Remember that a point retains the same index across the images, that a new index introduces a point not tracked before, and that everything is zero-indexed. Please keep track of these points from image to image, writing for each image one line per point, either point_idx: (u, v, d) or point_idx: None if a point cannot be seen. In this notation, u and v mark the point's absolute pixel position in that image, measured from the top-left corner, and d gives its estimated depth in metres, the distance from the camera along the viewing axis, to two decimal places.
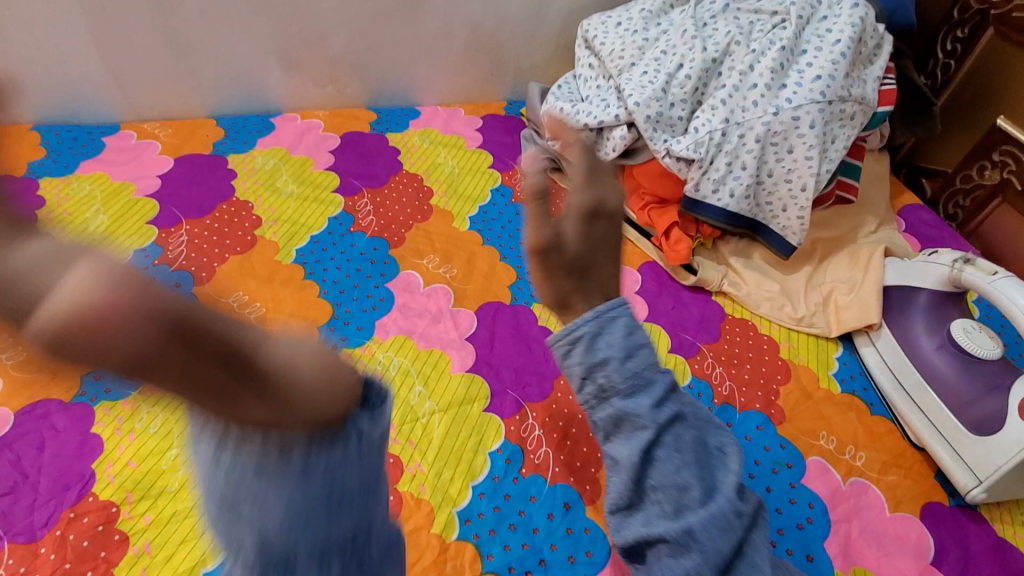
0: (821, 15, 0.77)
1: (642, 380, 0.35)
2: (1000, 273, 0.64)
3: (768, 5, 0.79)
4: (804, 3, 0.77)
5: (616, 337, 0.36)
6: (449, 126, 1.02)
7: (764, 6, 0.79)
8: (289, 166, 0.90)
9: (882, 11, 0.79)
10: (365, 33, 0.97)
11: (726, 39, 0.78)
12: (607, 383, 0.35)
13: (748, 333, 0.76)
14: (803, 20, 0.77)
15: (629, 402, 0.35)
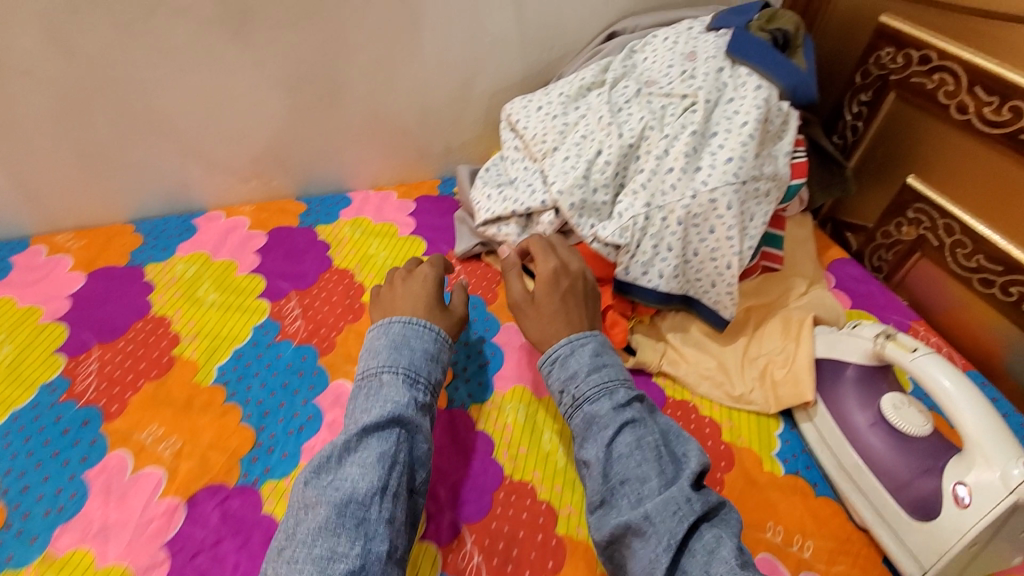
0: (728, 95, 0.79)
1: (602, 392, 0.63)
2: (920, 350, 0.64)
3: (679, 87, 0.80)
4: (711, 86, 0.79)
5: (583, 360, 0.66)
6: (380, 213, 1.01)
7: (675, 88, 0.81)
8: (211, 272, 0.87)
9: (782, 89, 0.79)
10: (285, 128, 0.95)
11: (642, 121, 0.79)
12: (579, 394, 0.64)
13: (690, 417, 0.75)
14: (711, 103, 0.78)
15: (595, 409, 0.62)
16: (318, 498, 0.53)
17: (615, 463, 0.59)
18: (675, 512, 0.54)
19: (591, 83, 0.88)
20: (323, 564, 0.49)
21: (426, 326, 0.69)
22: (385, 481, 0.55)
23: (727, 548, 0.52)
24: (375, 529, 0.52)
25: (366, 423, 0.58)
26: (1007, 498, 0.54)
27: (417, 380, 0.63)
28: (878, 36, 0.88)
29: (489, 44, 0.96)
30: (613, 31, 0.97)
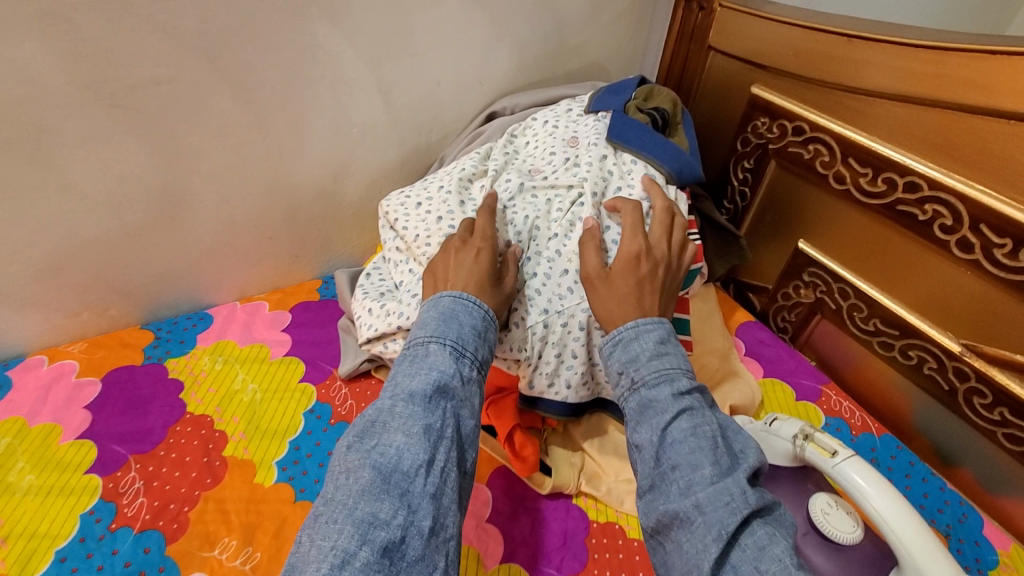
0: (615, 185, 0.74)
1: (662, 377, 0.55)
2: (840, 453, 0.60)
3: (566, 176, 0.75)
4: (597, 176, 0.73)
5: (648, 342, 0.57)
6: (248, 332, 0.87)
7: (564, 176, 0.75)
8: (27, 444, 0.71)
9: (668, 173, 0.76)
10: (118, 251, 0.80)
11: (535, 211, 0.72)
12: (638, 377, 0.56)
13: (616, 543, 0.68)
14: (599, 195, 0.72)
15: (653, 393, 0.54)
16: (361, 461, 0.47)
17: (667, 449, 0.51)
18: (728, 504, 0.46)
19: (472, 174, 0.80)
20: (363, 528, 0.43)
21: (478, 300, 0.60)
22: (432, 455, 0.48)
23: (782, 547, 0.45)
24: (420, 502, 0.45)
25: (411, 390, 0.51)
26: None
27: (463, 355, 0.55)
28: (752, 106, 0.89)
29: (357, 135, 0.86)
30: (492, 111, 0.91)
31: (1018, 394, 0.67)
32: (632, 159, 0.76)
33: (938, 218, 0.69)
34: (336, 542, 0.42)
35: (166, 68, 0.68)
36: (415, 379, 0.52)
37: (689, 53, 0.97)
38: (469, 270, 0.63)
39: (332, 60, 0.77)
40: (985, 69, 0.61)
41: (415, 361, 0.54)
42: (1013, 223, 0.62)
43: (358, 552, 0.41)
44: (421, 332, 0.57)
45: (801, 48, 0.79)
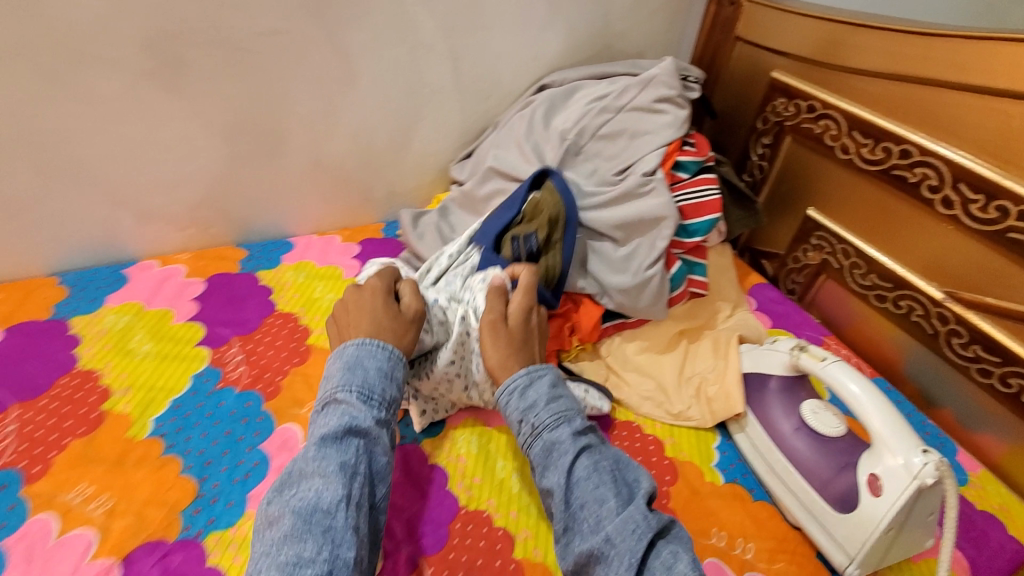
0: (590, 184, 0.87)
1: (559, 420, 0.63)
2: (829, 358, 0.71)
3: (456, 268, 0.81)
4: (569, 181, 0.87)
5: (540, 390, 0.65)
6: (324, 257, 1.02)
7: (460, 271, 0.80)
8: (145, 322, 0.84)
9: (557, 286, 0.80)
10: (224, 176, 0.94)
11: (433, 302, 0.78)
12: (538, 423, 0.62)
13: (634, 435, 0.80)
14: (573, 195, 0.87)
15: (554, 435, 0.61)
16: (282, 510, 0.52)
17: (574, 489, 0.58)
18: (634, 530, 0.53)
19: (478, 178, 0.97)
20: (287, 570, 0.48)
21: (380, 342, 0.67)
22: (348, 490, 0.54)
23: (684, 563, 0.51)
24: (342, 535, 0.51)
25: (323, 432, 0.57)
26: (911, 485, 0.60)
27: (372, 396, 0.61)
28: (772, 88, 1.02)
29: (428, 94, 1.01)
30: (543, 83, 1.05)
31: (989, 333, 0.78)
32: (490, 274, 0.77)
33: (925, 179, 0.81)
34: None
35: (285, 22, 0.83)
36: (325, 423, 0.59)
37: (719, 44, 1.11)
38: (368, 316, 0.68)
39: (415, 26, 0.92)
40: (969, 52, 0.74)
41: (319, 413, 0.60)
42: (986, 181, 0.74)
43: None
44: (328, 378, 0.63)
45: (817, 37, 0.93)
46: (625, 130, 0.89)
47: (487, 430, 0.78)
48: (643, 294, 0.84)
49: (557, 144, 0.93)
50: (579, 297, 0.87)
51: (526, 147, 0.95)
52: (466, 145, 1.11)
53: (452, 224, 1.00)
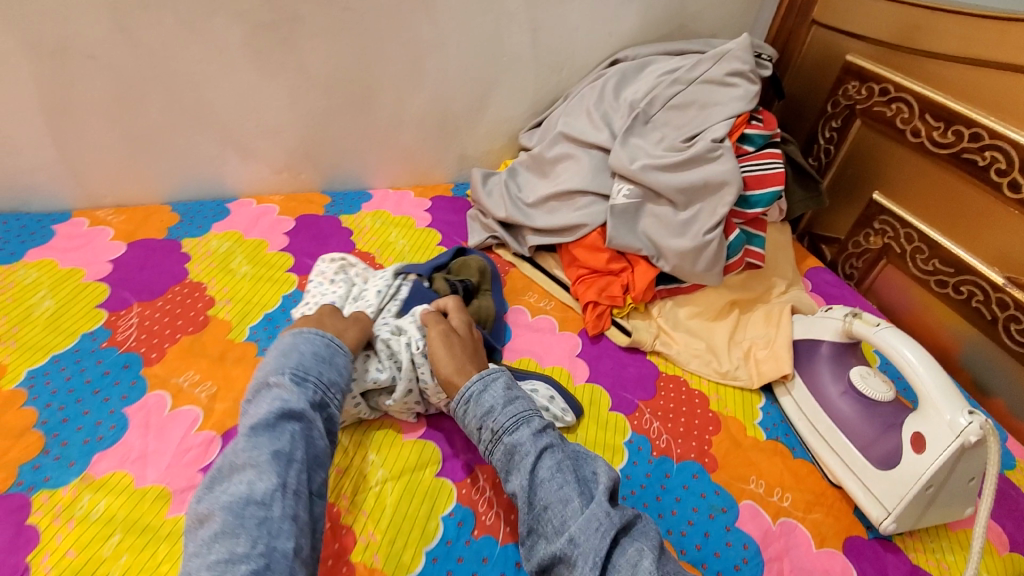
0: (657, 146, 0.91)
1: (518, 422, 0.63)
2: (882, 325, 0.73)
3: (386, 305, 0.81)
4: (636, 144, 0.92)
5: (496, 394, 0.65)
6: (399, 208, 1.10)
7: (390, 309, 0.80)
8: (243, 248, 0.94)
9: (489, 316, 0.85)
10: (317, 127, 1.04)
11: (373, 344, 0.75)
12: (498, 427, 0.63)
13: (681, 387, 0.84)
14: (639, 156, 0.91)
15: (514, 439, 0.62)
16: (211, 508, 0.51)
17: (538, 490, 0.58)
18: (597, 528, 0.54)
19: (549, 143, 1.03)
20: (220, 568, 0.47)
21: (315, 331, 0.67)
22: (283, 478, 0.53)
23: (649, 559, 0.53)
24: (280, 525, 0.51)
25: (255, 422, 0.56)
26: (954, 442, 0.63)
27: (305, 379, 0.62)
28: (845, 72, 1.03)
29: (506, 62, 1.07)
30: (617, 58, 1.10)
31: None
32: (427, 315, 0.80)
33: (994, 163, 0.81)
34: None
35: None
36: (252, 415, 0.58)
37: (794, 28, 1.13)
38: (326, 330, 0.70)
39: None
40: None
41: (248, 410, 0.60)
42: None
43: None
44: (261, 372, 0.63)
45: (894, 21, 0.94)
46: (695, 100, 0.93)
47: (540, 368, 0.83)
48: (700, 257, 0.87)
49: (628, 112, 0.98)
50: (636, 259, 0.92)
51: (597, 114, 0.99)
52: (536, 115, 1.16)
53: (519, 184, 1.06)
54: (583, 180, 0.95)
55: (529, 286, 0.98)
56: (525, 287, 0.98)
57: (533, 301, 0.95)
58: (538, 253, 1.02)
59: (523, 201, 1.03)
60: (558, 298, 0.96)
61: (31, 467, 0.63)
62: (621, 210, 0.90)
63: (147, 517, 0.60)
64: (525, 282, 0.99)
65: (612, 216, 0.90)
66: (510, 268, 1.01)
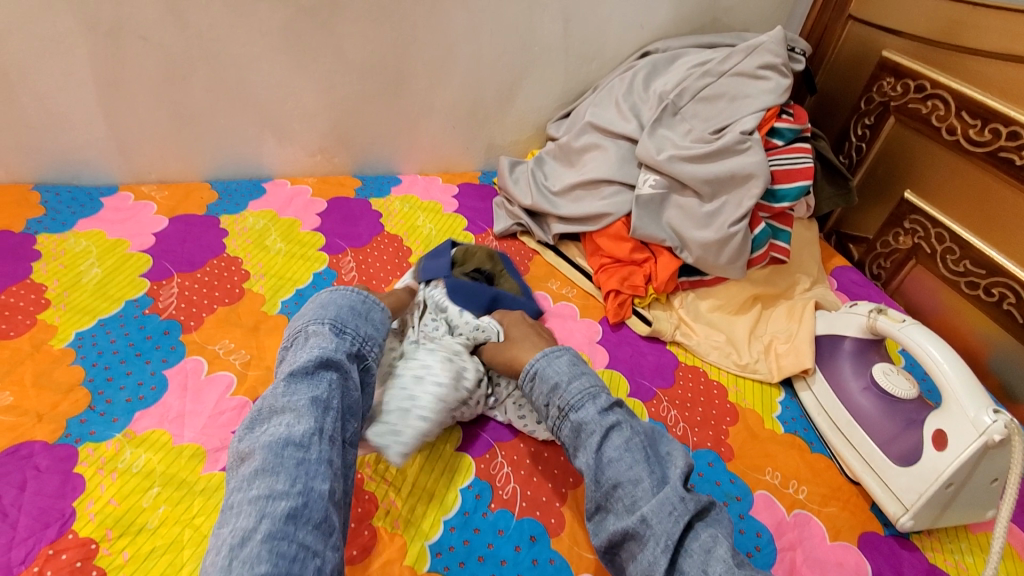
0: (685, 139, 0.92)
1: (585, 398, 0.61)
2: (907, 321, 0.73)
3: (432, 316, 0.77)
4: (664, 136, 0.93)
5: (559, 369, 0.64)
6: (427, 192, 1.13)
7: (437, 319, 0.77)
8: (277, 226, 0.98)
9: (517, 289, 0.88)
10: (352, 111, 1.07)
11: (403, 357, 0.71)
12: (564, 403, 0.62)
13: (700, 378, 0.84)
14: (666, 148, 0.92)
15: (580, 416, 0.60)
16: (253, 446, 0.51)
17: (606, 468, 0.57)
18: (671, 513, 0.52)
19: (576, 133, 1.04)
20: (261, 503, 0.47)
21: (351, 290, 0.68)
22: (320, 423, 0.53)
23: (723, 548, 0.51)
24: (317, 468, 0.50)
25: (293, 368, 0.56)
26: (977, 440, 0.63)
27: (343, 332, 0.62)
28: (881, 68, 1.02)
29: (537, 53, 1.08)
30: (647, 50, 1.10)
31: None
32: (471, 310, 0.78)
33: None
34: (241, 523, 0.46)
35: None
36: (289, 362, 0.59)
37: (829, 24, 1.12)
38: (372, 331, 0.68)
39: None
40: None
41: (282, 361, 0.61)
42: None
43: (256, 525, 0.45)
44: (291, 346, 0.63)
45: (934, 16, 0.93)
46: (725, 92, 0.93)
47: None
48: (724, 249, 0.87)
49: (657, 104, 0.98)
50: (659, 250, 0.93)
51: (626, 105, 1.00)
52: (565, 106, 1.17)
53: (545, 173, 1.08)
54: (609, 170, 0.96)
55: (552, 274, 1.00)
56: (547, 275, 0.99)
57: (556, 289, 0.96)
58: (562, 242, 1.04)
59: (549, 189, 1.04)
60: (580, 287, 0.97)
61: (78, 421, 0.67)
62: (646, 200, 0.91)
63: (184, 472, 0.63)
64: (548, 270, 1.00)
65: (637, 206, 0.91)
66: (534, 256, 1.03)
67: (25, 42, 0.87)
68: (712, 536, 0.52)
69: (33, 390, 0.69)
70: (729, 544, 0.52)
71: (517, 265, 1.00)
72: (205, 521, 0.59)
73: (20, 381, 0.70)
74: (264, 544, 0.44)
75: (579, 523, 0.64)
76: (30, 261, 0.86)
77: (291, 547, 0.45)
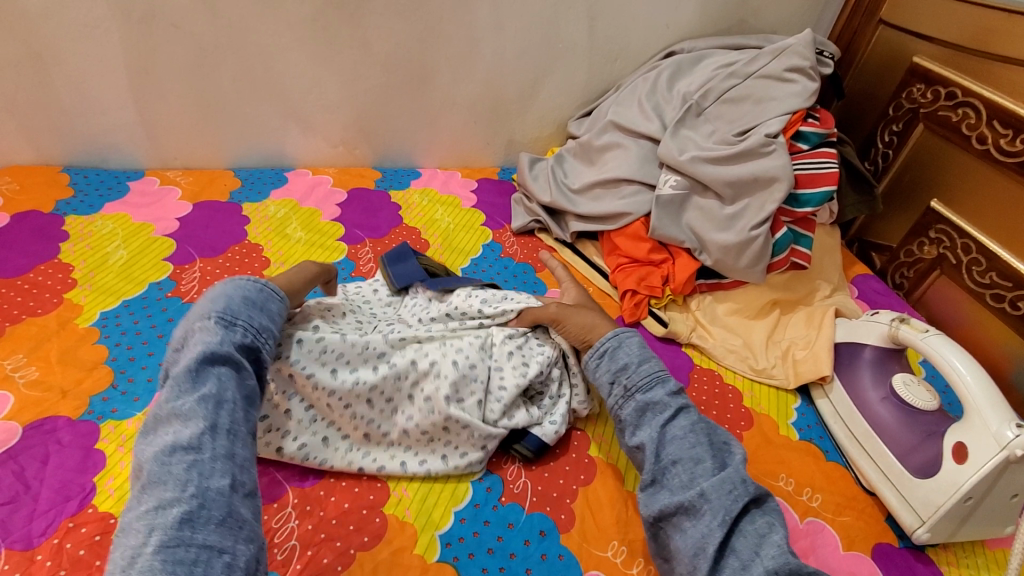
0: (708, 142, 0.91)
1: (653, 381, 0.63)
2: (930, 331, 0.72)
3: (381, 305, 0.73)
4: (687, 138, 0.92)
5: (631, 352, 0.66)
6: (446, 187, 1.13)
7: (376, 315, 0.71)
8: (298, 215, 0.99)
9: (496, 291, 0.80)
10: (374, 103, 1.08)
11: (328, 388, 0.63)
12: (631, 383, 0.64)
13: (715, 382, 0.84)
14: (689, 149, 0.91)
15: (648, 396, 0.62)
16: (143, 460, 0.46)
17: (668, 445, 0.59)
18: (730, 491, 0.53)
19: (598, 132, 1.04)
20: (149, 517, 0.42)
21: (249, 279, 0.59)
22: (213, 421, 0.48)
23: (780, 535, 0.52)
24: (211, 466, 0.46)
25: (178, 371, 0.50)
26: (999, 454, 0.62)
27: (232, 322, 0.54)
28: (911, 74, 1.00)
29: (560, 50, 1.08)
30: (672, 50, 1.09)
31: None
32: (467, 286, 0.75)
33: None
34: (131, 542, 0.41)
35: None
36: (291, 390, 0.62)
37: (859, 28, 1.10)
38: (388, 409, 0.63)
39: None
40: None
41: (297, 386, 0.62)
42: None
43: (145, 540, 0.41)
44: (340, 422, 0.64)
45: (969, 21, 0.91)
46: (751, 95, 0.92)
47: None
48: (744, 253, 0.86)
49: (681, 104, 0.97)
50: (677, 251, 0.92)
51: (649, 104, 0.99)
52: (586, 104, 1.17)
53: (565, 171, 1.08)
54: (630, 168, 0.96)
55: (569, 272, 0.99)
56: (564, 272, 0.99)
57: (571, 287, 0.96)
58: (580, 240, 1.03)
59: (569, 187, 1.04)
60: (596, 286, 0.97)
61: (100, 399, 0.68)
62: (666, 201, 0.91)
63: None
64: (565, 268, 1.00)
65: (657, 206, 0.91)
66: (551, 253, 1.02)
67: (60, 27, 0.89)
68: (769, 520, 0.53)
69: (57, 367, 0.71)
70: (783, 530, 0.53)
71: (534, 262, 1.00)
72: None
73: (46, 358, 0.72)
74: (156, 555, 0.40)
75: (588, 520, 0.64)
76: (58, 241, 0.87)
77: (187, 553, 0.40)
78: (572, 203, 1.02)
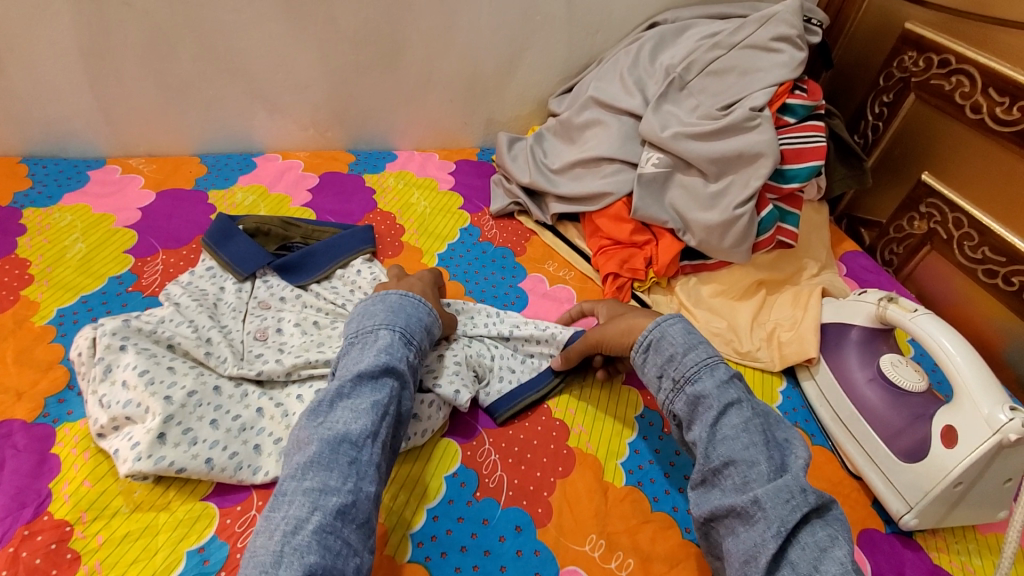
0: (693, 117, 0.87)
1: (704, 372, 0.60)
2: (919, 311, 0.69)
3: (212, 317, 0.71)
4: (671, 113, 0.89)
5: (676, 342, 0.63)
6: (423, 169, 1.09)
7: (223, 330, 0.70)
8: (267, 202, 0.95)
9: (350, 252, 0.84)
10: (346, 82, 1.03)
11: (225, 405, 0.62)
12: (679, 376, 0.61)
13: None
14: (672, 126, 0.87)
15: (698, 390, 0.60)
16: (310, 436, 0.53)
17: (719, 445, 0.56)
18: (787, 501, 0.51)
19: (578, 108, 1.00)
20: (313, 495, 0.49)
21: (421, 298, 0.67)
22: (376, 427, 0.55)
23: (843, 550, 0.50)
24: (365, 469, 0.52)
25: (360, 370, 0.57)
26: (991, 438, 0.60)
27: (410, 341, 0.62)
28: (903, 41, 0.96)
29: (539, 22, 1.03)
30: (654, 21, 1.04)
31: None
32: (354, 261, 0.84)
33: None
34: (296, 510, 0.49)
35: None
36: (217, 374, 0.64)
37: None
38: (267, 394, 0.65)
39: None
40: None
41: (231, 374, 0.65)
42: None
43: (309, 515, 0.48)
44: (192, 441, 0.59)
45: None
46: (736, 66, 0.88)
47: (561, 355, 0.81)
48: (729, 231, 0.83)
49: (663, 78, 0.93)
50: (659, 231, 0.89)
51: (630, 79, 0.95)
52: (567, 80, 1.12)
53: (545, 150, 1.03)
54: (611, 146, 0.92)
55: (550, 255, 0.96)
56: (545, 256, 0.96)
57: (552, 271, 0.93)
58: (560, 222, 1.00)
59: (548, 167, 1.00)
60: (578, 270, 0.94)
61: (57, 400, 0.65)
62: (649, 179, 0.87)
63: None
64: (546, 251, 0.97)
65: (639, 185, 0.87)
66: (531, 237, 0.99)
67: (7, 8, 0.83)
68: (834, 531, 0.52)
69: (12, 367, 0.68)
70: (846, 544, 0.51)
71: (513, 246, 0.96)
72: (195, 522, 0.57)
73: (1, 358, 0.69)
74: (314, 535, 0.47)
75: (566, 514, 0.62)
76: (15, 235, 0.84)
77: (334, 543, 0.48)
78: (552, 183, 0.99)
